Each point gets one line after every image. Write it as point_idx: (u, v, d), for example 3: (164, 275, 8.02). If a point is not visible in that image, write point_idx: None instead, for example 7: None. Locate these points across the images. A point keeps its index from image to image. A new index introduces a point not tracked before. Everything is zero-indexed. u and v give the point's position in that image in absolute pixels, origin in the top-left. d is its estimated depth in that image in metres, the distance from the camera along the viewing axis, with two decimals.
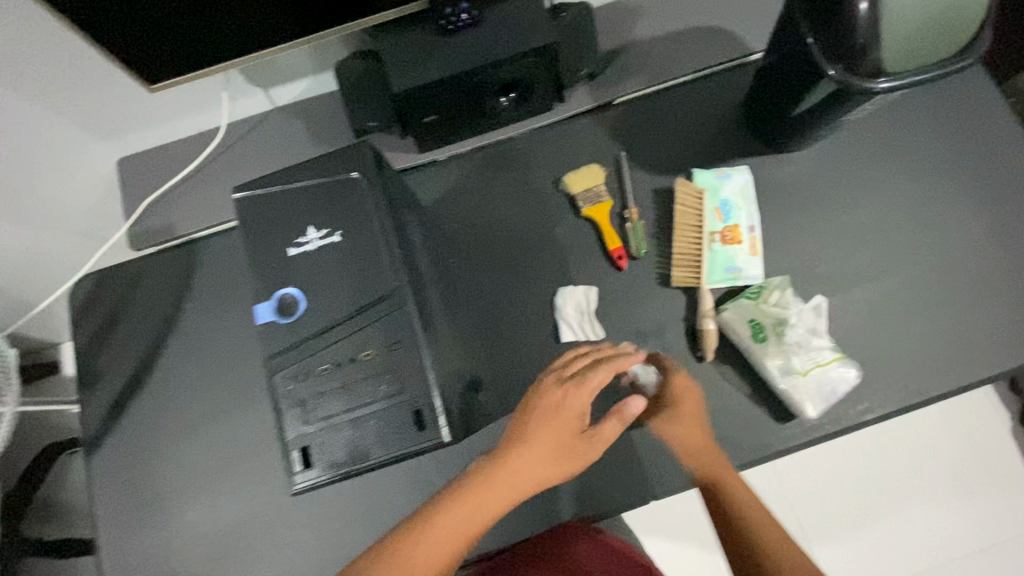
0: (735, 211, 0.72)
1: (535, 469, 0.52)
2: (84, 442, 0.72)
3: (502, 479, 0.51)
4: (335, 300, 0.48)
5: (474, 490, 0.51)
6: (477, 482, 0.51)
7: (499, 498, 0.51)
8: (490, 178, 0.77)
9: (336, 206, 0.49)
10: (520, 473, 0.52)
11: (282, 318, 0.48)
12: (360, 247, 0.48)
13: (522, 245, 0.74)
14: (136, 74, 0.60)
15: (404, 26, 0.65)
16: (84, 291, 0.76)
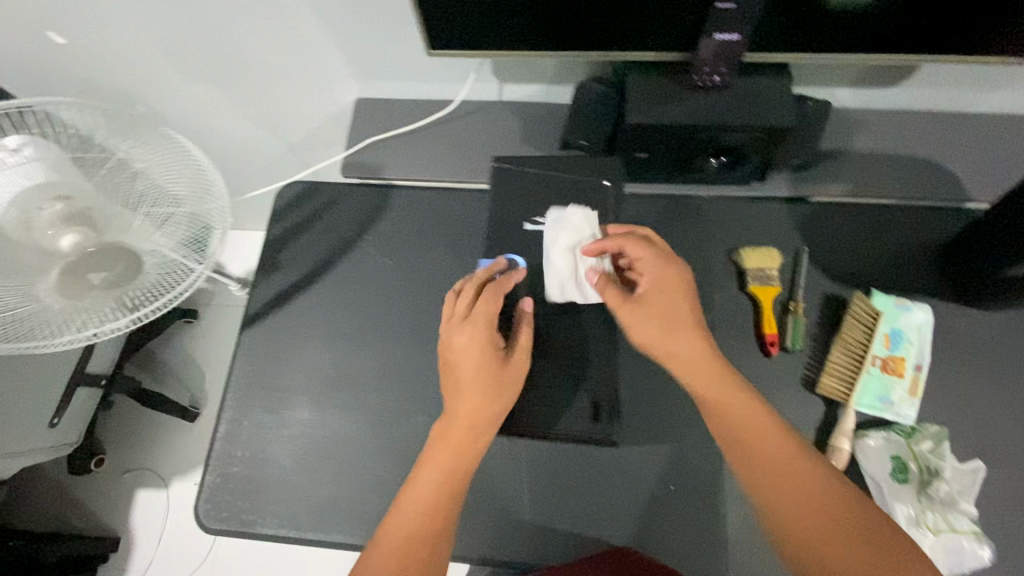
0: (905, 345, 0.70)
1: (475, 410, 0.63)
2: (243, 317, 0.80)
3: (460, 423, 0.62)
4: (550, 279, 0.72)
5: (443, 434, 0.62)
6: (449, 430, 0.62)
7: (455, 439, 0.61)
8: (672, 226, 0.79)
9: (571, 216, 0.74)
10: (465, 415, 0.62)
11: (508, 268, 0.74)
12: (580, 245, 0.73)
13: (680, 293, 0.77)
14: (425, 35, 0.68)
15: (655, 69, 0.70)
16: (292, 194, 0.86)
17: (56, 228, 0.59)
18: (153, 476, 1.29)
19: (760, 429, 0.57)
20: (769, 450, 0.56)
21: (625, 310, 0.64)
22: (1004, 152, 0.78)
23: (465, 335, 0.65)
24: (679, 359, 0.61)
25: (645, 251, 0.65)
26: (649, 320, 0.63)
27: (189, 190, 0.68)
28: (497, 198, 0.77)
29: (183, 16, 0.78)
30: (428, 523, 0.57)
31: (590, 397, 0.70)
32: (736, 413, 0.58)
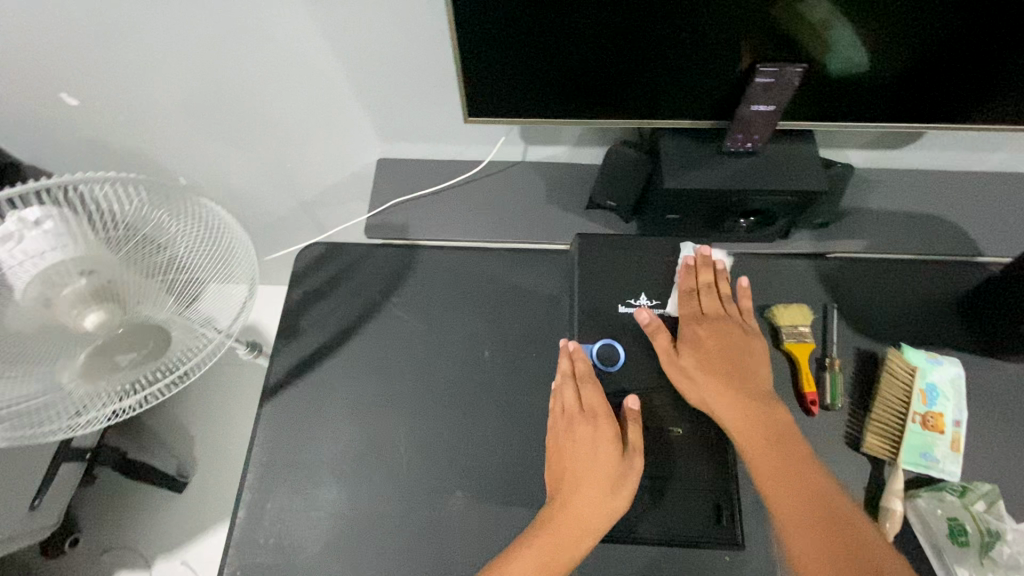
0: (941, 400, 0.71)
1: (590, 506, 0.60)
2: (264, 386, 0.76)
3: (568, 517, 0.60)
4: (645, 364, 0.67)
5: (551, 527, 0.60)
6: (557, 523, 0.60)
7: (564, 535, 0.60)
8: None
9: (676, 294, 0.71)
10: (580, 511, 0.60)
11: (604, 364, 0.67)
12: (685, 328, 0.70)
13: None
14: (465, 104, 0.68)
15: (688, 136, 0.73)
16: (314, 254, 0.84)
17: (79, 307, 0.55)
18: (136, 557, 1.18)
19: (794, 485, 0.59)
20: (801, 505, 0.58)
21: (684, 347, 0.67)
22: (1005, 209, 0.83)
23: (583, 429, 0.64)
24: (723, 403, 0.63)
25: (708, 293, 0.70)
26: (705, 359, 0.66)
27: (214, 260, 0.66)
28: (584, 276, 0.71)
29: (208, 80, 0.77)
30: None
31: (711, 497, 0.63)
32: (770, 466, 0.61)
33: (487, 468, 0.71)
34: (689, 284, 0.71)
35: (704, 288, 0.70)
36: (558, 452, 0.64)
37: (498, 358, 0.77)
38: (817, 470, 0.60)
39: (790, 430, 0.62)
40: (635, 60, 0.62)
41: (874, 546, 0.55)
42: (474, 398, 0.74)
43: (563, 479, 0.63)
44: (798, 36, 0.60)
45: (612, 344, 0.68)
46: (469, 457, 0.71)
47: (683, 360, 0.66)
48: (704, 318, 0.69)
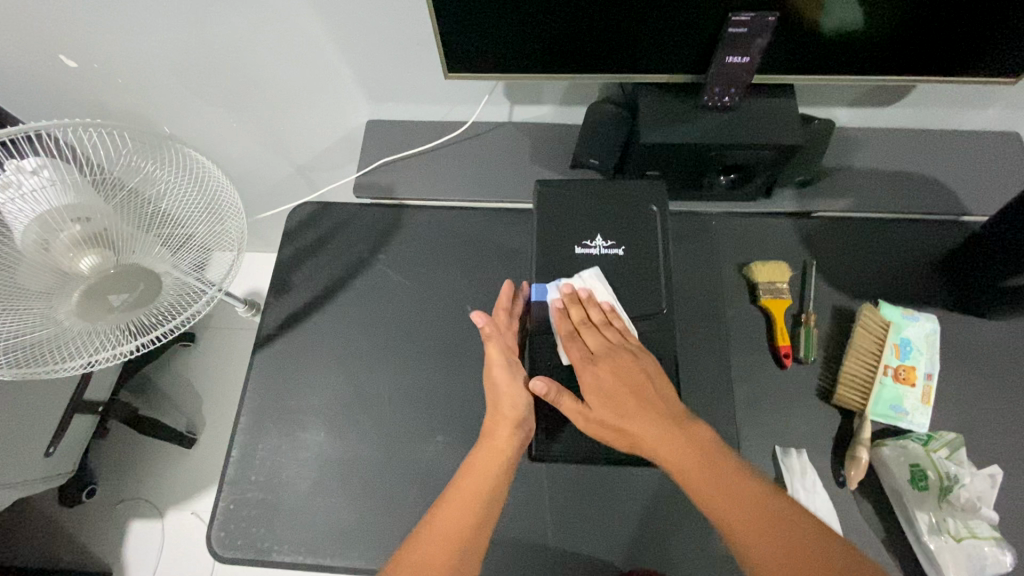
0: (915, 353, 0.72)
1: (497, 425, 0.64)
2: (257, 336, 0.79)
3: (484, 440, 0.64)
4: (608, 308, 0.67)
5: (482, 445, 0.63)
6: (484, 442, 0.64)
7: (489, 454, 0.63)
8: (685, 239, 0.81)
9: (630, 236, 0.69)
10: (494, 433, 0.64)
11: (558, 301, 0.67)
12: (642, 266, 0.68)
13: (700, 308, 0.77)
14: (444, 60, 0.69)
15: (666, 91, 0.73)
16: (304, 213, 0.87)
17: (74, 252, 0.59)
18: (148, 506, 1.25)
19: (673, 441, 0.58)
20: (688, 458, 0.57)
21: (590, 395, 0.62)
22: (996, 171, 0.82)
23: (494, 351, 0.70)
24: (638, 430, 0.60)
25: (586, 332, 0.65)
26: (613, 405, 0.61)
27: (203, 212, 0.70)
28: (546, 220, 0.70)
29: (195, 42, 0.79)
30: (466, 528, 0.57)
31: None
32: (648, 430, 0.60)
33: (467, 416, 0.74)
34: (570, 326, 0.66)
35: (581, 326, 0.65)
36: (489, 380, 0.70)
37: (480, 313, 0.79)
38: (695, 425, 0.60)
39: (660, 387, 0.62)
40: (611, 11, 0.62)
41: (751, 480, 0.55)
42: (456, 350, 0.77)
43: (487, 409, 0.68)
44: None
45: (568, 283, 0.68)
46: (449, 404, 0.74)
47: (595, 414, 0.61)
48: (595, 360, 0.63)
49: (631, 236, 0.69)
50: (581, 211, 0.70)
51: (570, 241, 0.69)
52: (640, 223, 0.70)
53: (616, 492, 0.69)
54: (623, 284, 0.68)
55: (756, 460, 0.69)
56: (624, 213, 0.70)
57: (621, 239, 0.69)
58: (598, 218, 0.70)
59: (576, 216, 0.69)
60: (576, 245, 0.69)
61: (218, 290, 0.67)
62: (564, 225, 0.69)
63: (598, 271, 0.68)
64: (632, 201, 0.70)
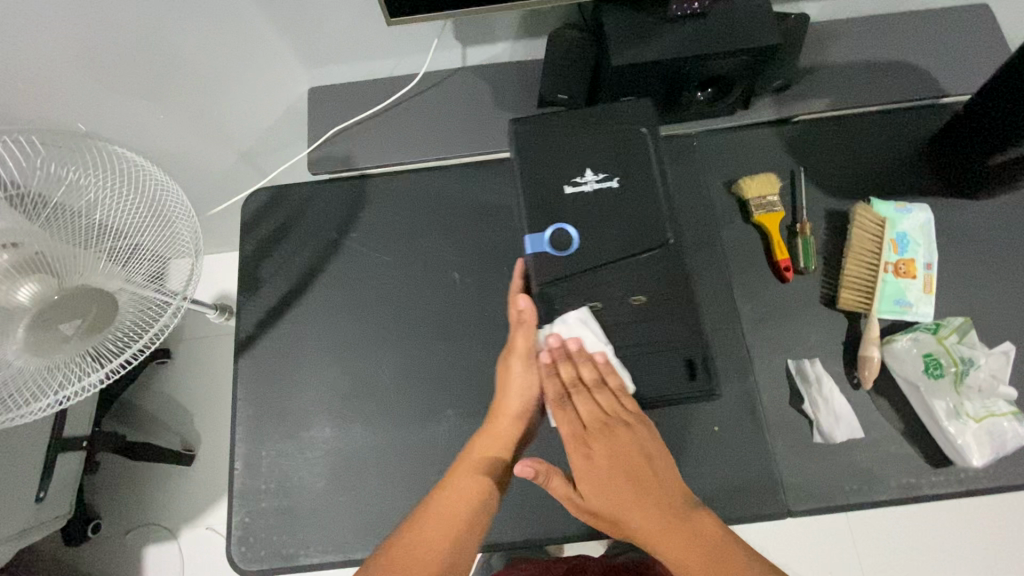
0: (912, 246, 0.71)
1: (505, 415, 0.62)
2: (235, 341, 0.74)
3: (490, 427, 0.62)
4: (613, 244, 0.61)
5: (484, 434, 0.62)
6: (482, 436, 0.61)
7: (488, 446, 0.61)
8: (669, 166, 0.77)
9: (624, 165, 0.63)
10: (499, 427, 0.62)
11: (557, 249, 0.61)
12: (636, 197, 0.63)
13: (693, 235, 0.75)
14: (383, 3, 0.61)
15: (632, 5, 0.67)
16: (260, 201, 0.79)
17: (11, 283, 0.52)
18: (160, 529, 1.21)
19: (665, 529, 0.54)
20: (672, 543, 0.53)
21: (580, 482, 0.58)
22: (972, 46, 0.79)
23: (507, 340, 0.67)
24: (637, 515, 0.55)
25: (580, 397, 0.60)
26: (608, 492, 0.56)
27: (147, 217, 0.63)
28: (524, 162, 0.64)
29: (91, 26, 0.68)
30: (461, 522, 0.56)
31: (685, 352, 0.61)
32: (651, 518, 0.55)
33: (474, 385, 0.71)
34: (556, 395, 0.61)
35: (571, 387, 0.60)
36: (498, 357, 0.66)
37: (469, 277, 0.75)
38: (695, 511, 0.55)
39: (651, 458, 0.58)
40: None
41: (707, 520, 0.54)
42: (450, 319, 0.73)
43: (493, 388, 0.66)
44: None
45: (564, 228, 0.61)
46: (453, 377, 0.71)
47: (586, 501, 0.58)
48: (587, 445, 0.59)
49: (619, 167, 0.63)
50: (565, 147, 0.64)
51: (558, 180, 0.63)
52: (630, 147, 0.64)
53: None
54: (617, 220, 0.62)
55: (771, 377, 0.69)
56: (615, 140, 0.64)
57: (612, 170, 0.63)
58: (584, 149, 0.64)
59: (559, 152, 0.63)
60: (565, 183, 0.63)
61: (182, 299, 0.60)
62: (546, 164, 0.63)
63: (590, 210, 0.62)
64: (620, 126, 0.64)
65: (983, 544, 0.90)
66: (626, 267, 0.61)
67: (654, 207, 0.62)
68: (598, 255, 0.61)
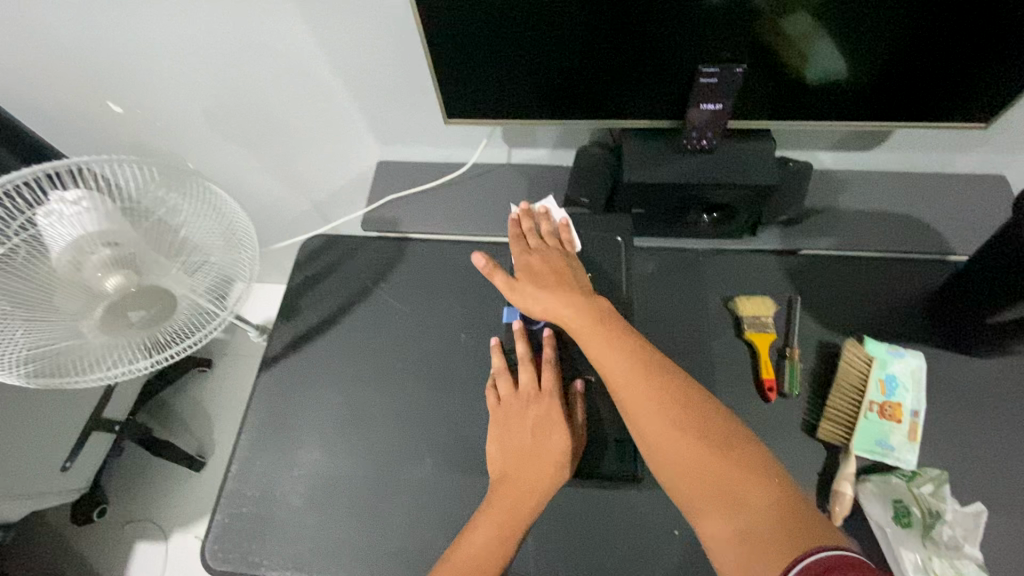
0: (900, 390, 0.72)
1: (534, 478, 0.63)
2: (263, 358, 0.84)
3: (513, 478, 0.64)
4: (578, 330, 0.72)
5: (504, 485, 0.64)
6: (504, 488, 0.63)
7: (519, 496, 0.63)
8: (671, 273, 0.84)
9: None
10: (523, 482, 0.63)
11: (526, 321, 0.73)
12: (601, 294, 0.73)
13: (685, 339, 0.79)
14: (444, 107, 0.76)
15: (650, 135, 0.78)
16: (315, 243, 0.93)
17: (103, 271, 0.67)
18: (155, 527, 1.28)
19: (625, 355, 0.61)
20: (627, 379, 0.59)
21: (522, 275, 0.72)
22: (983, 212, 0.84)
23: (537, 409, 0.67)
24: (541, 295, 0.69)
25: (530, 237, 0.77)
26: (535, 279, 0.71)
27: (221, 241, 0.75)
28: (518, 246, 0.77)
29: (226, 90, 0.88)
30: (486, 563, 0.59)
31: (619, 435, 0.69)
32: (594, 344, 0.63)
33: (455, 439, 0.76)
34: (517, 234, 0.78)
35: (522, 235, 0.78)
36: (512, 412, 0.68)
37: (473, 340, 0.83)
38: (629, 334, 0.63)
39: (700, 407, 0.56)
40: (595, 66, 0.68)
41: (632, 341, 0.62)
42: (447, 374, 0.81)
43: (511, 449, 0.66)
44: (772, 46, 0.64)
45: None
46: (438, 427, 0.77)
47: (521, 287, 0.71)
48: (530, 267, 0.73)
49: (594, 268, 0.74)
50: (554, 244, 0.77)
51: None
52: None
53: (596, 517, 0.68)
54: None
55: None
56: None
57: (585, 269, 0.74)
58: (568, 247, 0.77)
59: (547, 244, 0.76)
60: None
61: (230, 315, 0.70)
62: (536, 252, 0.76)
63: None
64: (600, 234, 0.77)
65: None
66: (584, 350, 0.71)
67: None
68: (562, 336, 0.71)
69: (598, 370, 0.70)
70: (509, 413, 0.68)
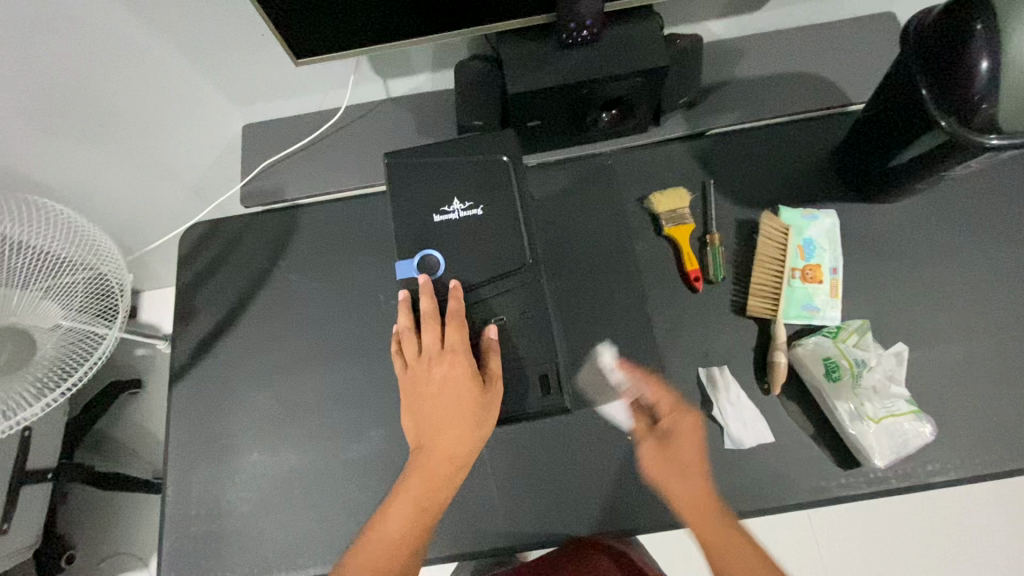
0: (818, 251, 0.73)
1: (452, 444, 0.60)
2: (171, 370, 0.77)
3: (432, 449, 0.61)
4: (476, 266, 0.65)
5: (422, 459, 0.61)
6: (422, 461, 0.61)
7: (438, 468, 0.60)
8: (578, 181, 0.81)
9: (490, 194, 0.67)
10: (443, 451, 0.61)
11: (423, 272, 0.65)
12: (500, 223, 0.66)
13: (604, 249, 0.77)
14: (288, 48, 0.66)
15: (526, 35, 0.70)
16: (196, 234, 0.83)
17: None
18: (131, 558, 1.24)
19: (687, 463, 0.61)
20: (693, 479, 0.60)
21: (659, 446, 0.62)
22: (876, 54, 0.82)
23: (441, 368, 0.61)
24: (660, 454, 0.61)
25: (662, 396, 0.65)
26: (676, 438, 0.62)
27: (78, 254, 0.67)
28: (394, 195, 0.68)
29: None
30: (404, 542, 0.59)
31: (540, 367, 0.64)
32: (682, 453, 0.61)
33: (397, 404, 0.73)
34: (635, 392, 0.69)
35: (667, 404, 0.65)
36: (423, 377, 0.62)
37: (393, 299, 0.78)
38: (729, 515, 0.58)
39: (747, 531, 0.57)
40: None
41: (688, 432, 0.62)
42: (373, 340, 0.76)
43: (425, 415, 0.61)
44: None
45: (430, 253, 0.66)
46: (376, 397, 0.73)
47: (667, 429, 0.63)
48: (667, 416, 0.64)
49: (482, 194, 0.67)
50: (438, 179, 0.67)
51: (428, 208, 0.67)
52: (490, 176, 0.67)
53: (547, 443, 0.71)
54: (482, 243, 0.66)
55: (684, 384, 0.71)
56: (476, 173, 0.67)
57: (478, 198, 0.67)
58: (452, 182, 0.67)
59: (431, 183, 0.68)
60: (434, 212, 0.67)
61: (116, 332, 0.62)
62: (417, 195, 0.67)
63: (458, 235, 0.66)
64: (482, 158, 0.68)
65: (916, 536, 0.94)
66: (492, 287, 0.65)
67: (511, 243, 0.65)
68: (463, 276, 0.65)
69: (507, 305, 0.65)
70: (418, 378, 0.62)
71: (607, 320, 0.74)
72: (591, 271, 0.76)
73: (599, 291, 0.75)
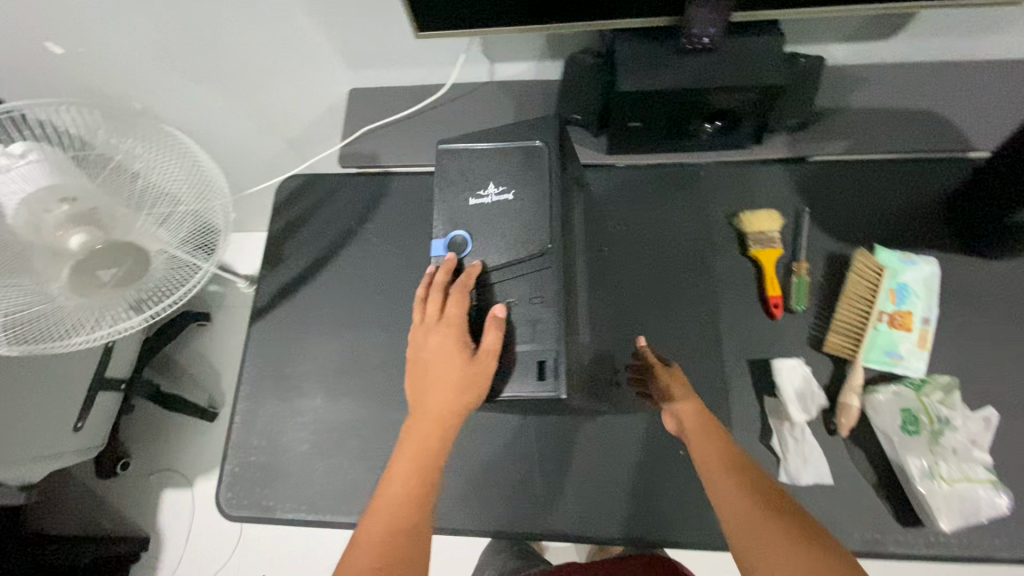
0: (911, 298, 0.69)
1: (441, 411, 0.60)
2: (252, 309, 0.82)
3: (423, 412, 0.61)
4: (497, 249, 0.65)
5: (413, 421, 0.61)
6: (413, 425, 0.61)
7: (426, 430, 0.60)
8: (652, 181, 0.83)
9: (518, 179, 0.66)
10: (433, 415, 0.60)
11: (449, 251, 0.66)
12: (529, 209, 0.66)
13: (656, 256, 0.79)
14: (413, 20, 0.68)
15: (645, 34, 0.69)
16: (293, 185, 0.87)
17: (65, 228, 0.61)
18: (178, 476, 1.32)
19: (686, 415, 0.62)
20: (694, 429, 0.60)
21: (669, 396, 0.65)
22: (1011, 102, 0.76)
23: (438, 339, 0.61)
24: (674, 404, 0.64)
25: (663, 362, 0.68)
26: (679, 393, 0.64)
27: (188, 190, 0.71)
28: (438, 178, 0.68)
29: (170, 20, 0.78)
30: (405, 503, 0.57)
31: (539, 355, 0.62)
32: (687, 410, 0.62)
33: None
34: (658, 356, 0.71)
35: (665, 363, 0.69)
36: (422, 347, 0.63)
37: None
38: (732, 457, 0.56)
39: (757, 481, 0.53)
40: None
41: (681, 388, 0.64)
42: None
43: (421, 382, 0.62)
44: None
45: (456, 234, 0.66)
46: None
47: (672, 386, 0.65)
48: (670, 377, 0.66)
49: (513, 180, 0.66)
50: (478, 161, 0.68)
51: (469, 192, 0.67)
52: (525, 162, 0.67)
53: (591, 445, 0.74)
54: (507, 227, 0.65)
55: (746, 411, 0.69)
56: (513, 159, 0.67)
57: (512, 183, 0.66)
58: (489, 167, 0.67)
59: (469, 168, 0.68)
60: (469, 195, 0.67)
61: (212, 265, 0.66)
62: (456, 178, 0.68)
63: (487, 220, 0.66)
64: (519, 145, 0.68)
65: None
66: (508, 270, 0.64)
67: (535, 228, 0.64)
68: (486, 257, 0.65)
69: (520, 287, 0.63)
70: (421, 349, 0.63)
71: (675, 328, 0.75)
72: (665, 280, 0.77)
73: (670, 300, 0.76)
